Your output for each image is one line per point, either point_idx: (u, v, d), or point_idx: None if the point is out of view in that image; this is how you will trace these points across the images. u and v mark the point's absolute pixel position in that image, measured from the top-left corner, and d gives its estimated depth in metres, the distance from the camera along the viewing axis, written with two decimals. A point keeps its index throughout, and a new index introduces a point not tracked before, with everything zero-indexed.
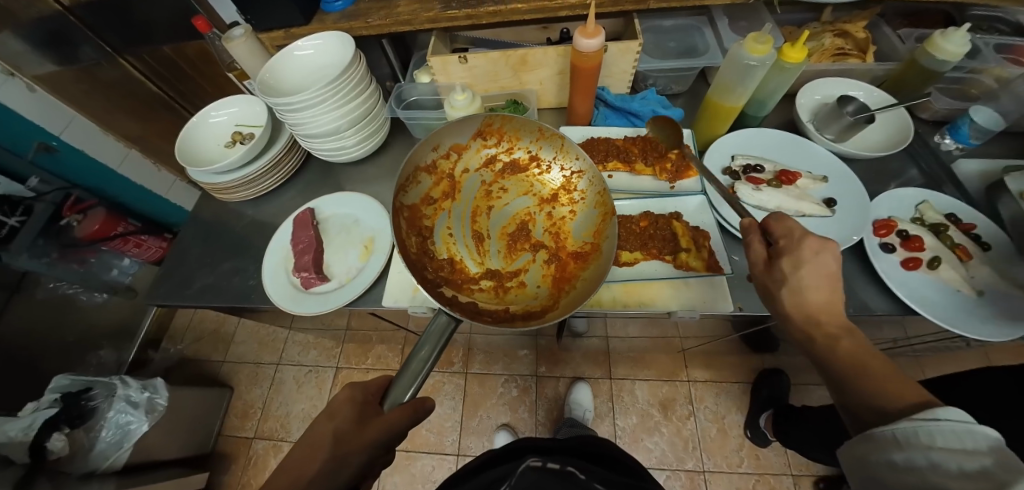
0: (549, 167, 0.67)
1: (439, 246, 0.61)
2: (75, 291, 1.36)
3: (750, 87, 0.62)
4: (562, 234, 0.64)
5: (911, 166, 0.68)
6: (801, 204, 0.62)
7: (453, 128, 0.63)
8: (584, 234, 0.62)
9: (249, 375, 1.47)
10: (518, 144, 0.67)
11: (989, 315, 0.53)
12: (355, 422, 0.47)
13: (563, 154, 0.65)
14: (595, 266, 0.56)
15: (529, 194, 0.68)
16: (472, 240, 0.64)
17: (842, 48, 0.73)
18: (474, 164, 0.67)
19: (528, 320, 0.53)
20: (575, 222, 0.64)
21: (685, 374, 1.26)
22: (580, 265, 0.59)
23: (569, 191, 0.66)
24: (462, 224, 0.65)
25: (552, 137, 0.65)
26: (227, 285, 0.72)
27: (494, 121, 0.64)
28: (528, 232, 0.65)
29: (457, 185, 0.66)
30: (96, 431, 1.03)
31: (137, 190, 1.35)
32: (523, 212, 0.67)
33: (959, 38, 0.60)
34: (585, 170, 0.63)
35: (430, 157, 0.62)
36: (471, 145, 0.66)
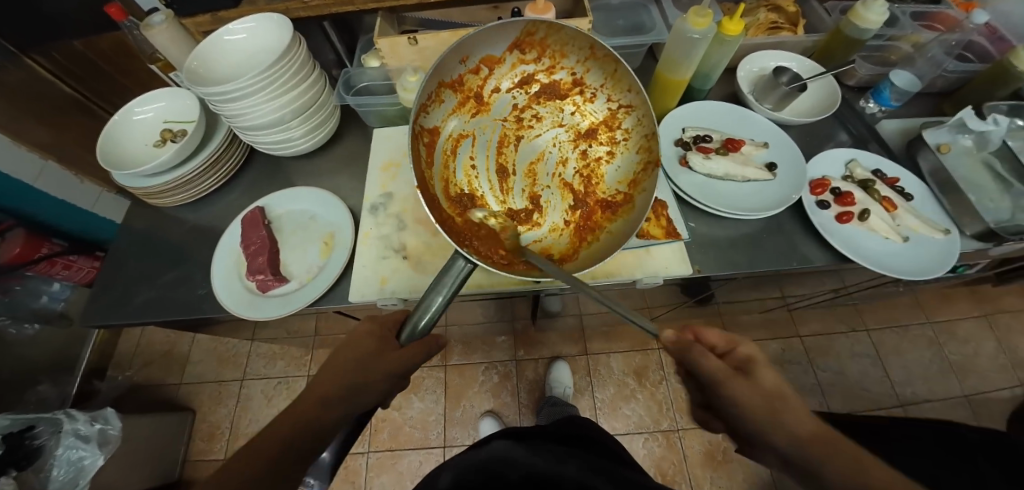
0: (594, 95, 0.65)
1: (459, 177, 0.62)
2: (2, 323, 1.21)
3: (695, 61, 0.64)
4: (594, 178, 0.64)
5: (840, 129, 0.74)
6: (745, 170, 0.66)
7: (490, 40, 0.59)
8: (617, 182, 0.63)
9: (211, 394, 1.39)
10: (562, 62, 0.63)
11: (911, 258, 0.59)
12: (375, 352, 0.48)
13: (614, 83, 0.62)
14: (624, 219, 0.56)
15: (563, 125, 0.67)
16: (496, 174, 0.65)
17: (775, 22, 0.77)
18: (507, 84, 0.65)
19: (545, 267, 0.54)
20: (611, 166, 0.64)
21: (655, 343, 1.33)
22: (609, 216, 0.60)
23: (611, 126, 0.64)
24: (485, 157, 0.65)
25: (604, 60, 0.60)
26: (174, 296, 0.67)
27: (537, 30, 0.59)
28: (557, 171, 0.66)
29: (485, 105, 0.65)
30: (46, 471, 0.93)
31: (58, 207, 1.21)
32: (551, 148, 0.67)
33: (877, 8, 0.65)
34: (635, 106, 0.60)
35: (457, 71, 0.59)
36: (505, 58, 0.63)
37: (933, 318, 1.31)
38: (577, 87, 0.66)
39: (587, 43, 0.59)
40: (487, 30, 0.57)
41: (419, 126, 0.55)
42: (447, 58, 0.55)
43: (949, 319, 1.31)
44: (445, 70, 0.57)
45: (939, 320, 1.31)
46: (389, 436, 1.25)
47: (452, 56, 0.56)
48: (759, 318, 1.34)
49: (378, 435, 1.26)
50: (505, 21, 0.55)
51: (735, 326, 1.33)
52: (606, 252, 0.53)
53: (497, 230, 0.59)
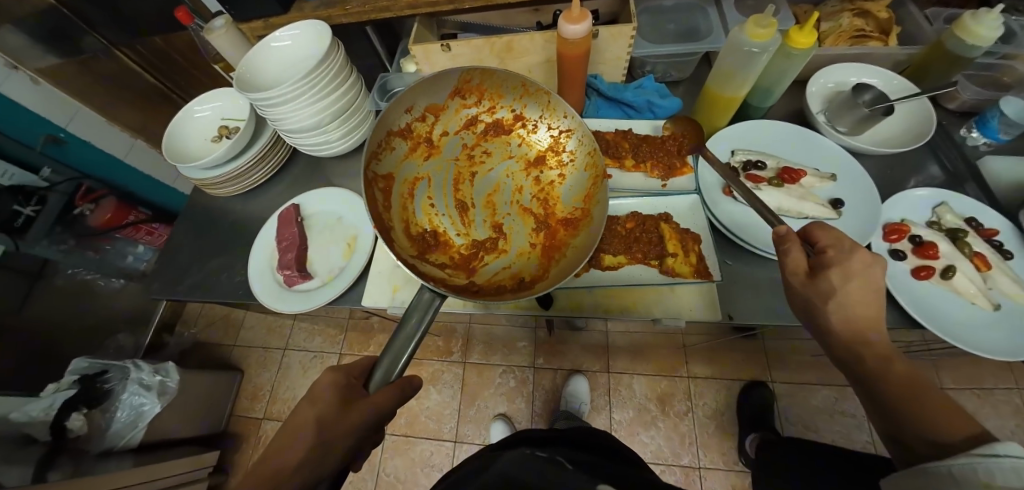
0: (536, 127, 0.63)
1: (418, 217, 0.60)
2: (93, 276, 1.42)
3: (753, 75, 0.57)
4: (551, 200, 0.62)
5: (931, 163, 0.62)
6: (803, 205, 0.58)
7: (428, 87, 0.58)
8: (574, 200, 0.61)
9: (257, 359, 1.52)
10: (500, 102, 0.63)
11: (1005, 332, 0.48)
12: (339, 406, 0.51)
13: (550, 112, 0.61)
14: (586, 232, 0.55)
15: (513, 156, 0.65)
16: (456, 210, 0.62)
17: (862, 29, 0.66)
18: (454, 126, 0.64)
19: (518, 292, 0.52)
20: (564, 186, 0.62)
21: (685, 370, 1.24)
22: (570, 232, 0.58)
23: (558, 151, 0.63)
24: (441, 195, 0.63)
25: (537, 93, 0.60)
26: (216, 281, 0.73)
27: (472, 76, 0.59)
28: (513, 199, 0.64)
29: (436, 149, 0.64)
30: (111, 411, 1.09)
31: (143, 179, 1.41)
32: (505, 179, 0.65)
33: (989, 21, 0.53)
34: (574, 129, 0.60)
35: (403, 120, 0.58)
36: (448, 105, 0.62)
37: None
38: (519, 122, 0.64)
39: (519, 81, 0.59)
40: (425, 79, 0.57)
41: (372, 173, 0.54)
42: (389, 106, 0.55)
43: None
44: (391, 118, 0.56)
45: None
46: (405, 423, 1.31)
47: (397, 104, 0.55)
48: (810, 358, 1.20)
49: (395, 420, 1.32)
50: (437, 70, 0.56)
51: (780, 362, 1.21)
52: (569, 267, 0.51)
53: (461, 266, 0.57)
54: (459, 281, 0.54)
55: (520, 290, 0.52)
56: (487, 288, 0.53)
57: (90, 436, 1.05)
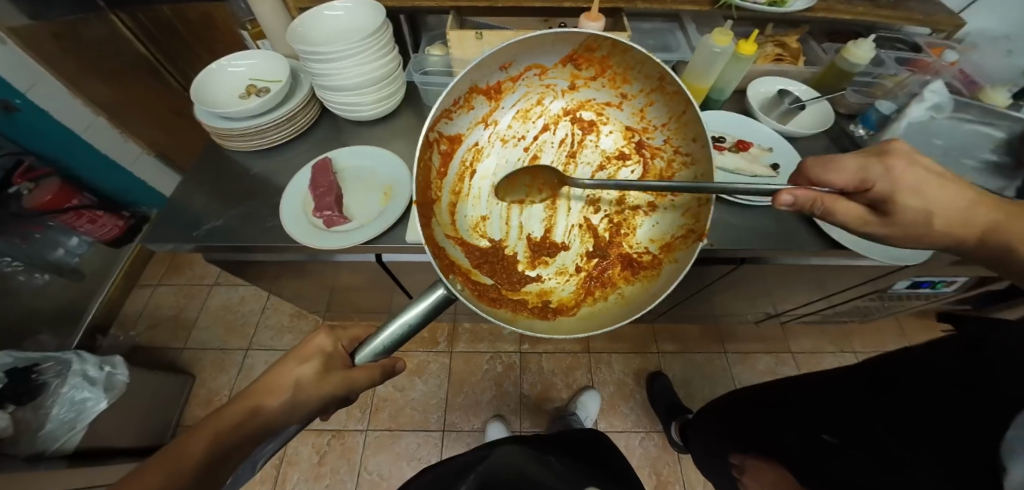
0: (653, 133, 0.62)
1: (470, 196, 0.61)
2: (15, 269, 1.23)
3: (716, 71, 0.76)
4: (625, 229, 0.61)
5: (836, 147, 0.86)
6: (753, 166, 0.77)
7: (544, 51, 0.57)
8: (649, 238, 0.60)
9: (215, 361, 1.38)
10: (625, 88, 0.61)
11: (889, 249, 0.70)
12: (319, 372, 0.49)
13: (679, 126, 0.58)
14: (642, 286, 0.56)
15: (607, 162, 0.64)
16: (513, 192, 0.63)
17: (780, 55, 0.91)
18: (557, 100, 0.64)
19: (544, 312, 0.54)
20: (648, 219, 0.61)
21: (655, 347, 1.39)
22: (626, 273, 0.58)
23: (664, 176, 0.61)
24: (509, 178, 0.63)
25: (671, 96, 0.57)
26: (240, 227, 0.74)
27: (600, 51, 0.57)
28: (585, 206, 0.63)
29: (523, 113, 0.64)
30: (45, 408, 0.94)
31: (99, 165, 1.28)
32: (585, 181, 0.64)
33: (864, 47, 0.79)
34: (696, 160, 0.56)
35: (495, 79, 0.58)
36: (557, 71, 0.61)
37: None
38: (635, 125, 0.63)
39: (655, 73, 0.56)
40: (540, 44, 0.56)
41: (438, 132, 0.55)
42: (484, 65, 0.54)
43: None
44: (481, 76, 0.56)
45: None
46: (390, 417, 1.26)
47: (491, 64, 0.54)
48: (753, 332, 1.43)
49: (379, 414, 1.27)
50: (558, 33, 0.53)
51: (730, 335, 1.42)
52: (606, 319, 0.53)
53: (496, 263, 0.58)
54: (481, 278, 0.55)
55: (540, 315, 0.54)
56: (507, 299, 0.54)
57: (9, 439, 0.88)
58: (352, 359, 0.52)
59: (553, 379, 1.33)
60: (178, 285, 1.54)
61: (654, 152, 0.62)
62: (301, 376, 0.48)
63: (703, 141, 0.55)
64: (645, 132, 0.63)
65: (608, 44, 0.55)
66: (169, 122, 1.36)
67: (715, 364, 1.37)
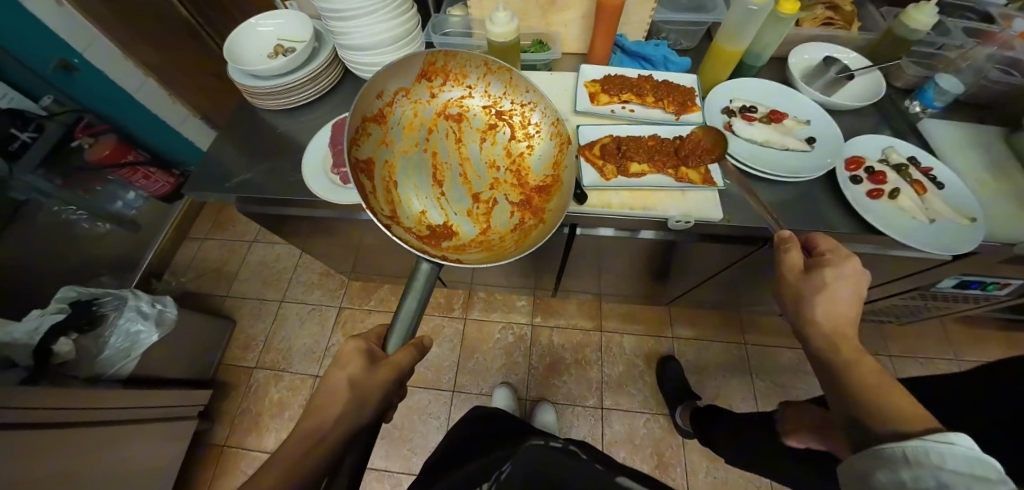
0: (501, 104, 0.67)
1: (403, 200, 0.58)
2: (79, 217, 1.37)
3: (750, 33, 0.70)
4: (523, 170, 0.65)
5: (885, 126, 0.77)
6: (784, 138, 0.71)
7: (398, 72, 0.61)
8: (543, 168, 0.65)
9: (251, 310, 1.50)
10: (465, 82, 0.66)
11: (933, 237, 0.63)
12: (366, 366, 0.50)
13: (512, 89, 0.66)
14: (558, 196, 0.59)
15: (491, 140, 0.67)
16: (432, 186, 0.61)
17: (829, 18, 0.83)
18: (429, 108, 0.66)
19: (501, 254, 0.54)
20: (534, 156, 0.65)
21: (669, 330, 1.37)
22: (544, 197, 0.62)
23: (524, 126, 0.66)
24: (422, 176, 0.61)
25: (498, 71, 0.65)
26: (265, 181, 0.78)
27: (437, 59, 0.63)
28: (486, 171, 0.65)
29: (409, 127, 0.64)
30: (104, 338, 1.06)
31: (151, 124, 1.38)
32: (481, 156, 0.66)
33: (928, 11, 0.70)
34: (535, 102, 0.64)
35: (376, 106, 0.59)
36: (415, 87, 0.64)
37: (965, 356, 1.28)
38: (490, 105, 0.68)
39: (481, 61, 0.64)
40: (393, 63, 0.59)
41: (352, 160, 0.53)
42: (364, 92, 0.55)
43: (977, 359, 1.28)
44: (365, 105, 0.57)
45: (971, 360, 1.28)
46: None
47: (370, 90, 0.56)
48: (777, 324, 1.36)
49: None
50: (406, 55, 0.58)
51: (752, 324, 1.37)
52: (542, 233, 0.55)
53: (453, 245, 0.56)
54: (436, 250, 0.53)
55: (499, 253, 0.55)
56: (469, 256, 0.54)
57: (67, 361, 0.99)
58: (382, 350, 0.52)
59: (562, 353, 1.34)
60: (221, 240, 1.66)
61: (509, 114, 0.67)
62: (352, 375, 0.49)
63: (536, 89, 0.63)
64: (497, 105, 0.67)
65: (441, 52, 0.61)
66: (207, 84, 1.44)
67: (732, 353, 1.33)
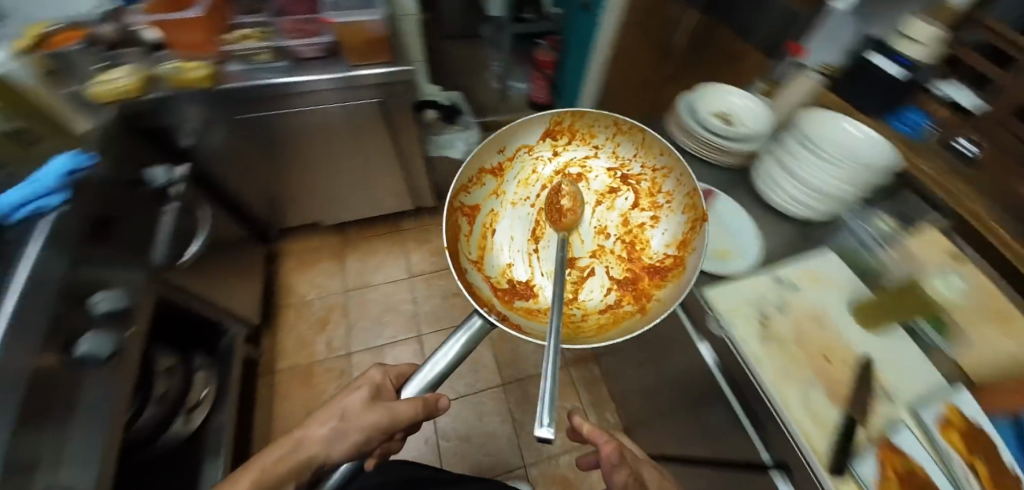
0: (629, 165, 0.69)
1: (494, 249, 0.62)
2: None
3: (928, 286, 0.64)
4: (638, 244, 0.64)
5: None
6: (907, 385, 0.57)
7: (528, 129, 0.66)
8: (665, 246, 0.64)
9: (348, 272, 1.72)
10: (593, 140, 0.70)
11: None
12: (367, 408, 0.60)
13: (644, 151, 0.67)
14: (674, 285, 0.57)
15: (610, 205, 0.68)
16: (528, 241, 0.64)
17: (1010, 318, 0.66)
18: (548, 165, 0.70)
19: (576, 333, 0.54)
20: (654, 229, 0.65)
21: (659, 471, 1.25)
22: (656, 281, 0.60)
23: (654, 192, 0.67)
24: (522, 231, 0.65)
25: (632, 132, 0.67)
26: None
27: (564, 119, 0.67)
28: (593, 236, 0.66)
29: (514, 174, 0.68)
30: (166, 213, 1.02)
31: None
32: (595, 219, 0.67)
33: None
34: (670, 166, 0.64)
35: (495, 159, 0.65)
36: (539, 144, 0.69)
37: None
38: (618, 167, 0.70)
39: (612, 120, 0.67)
40: (522, 122, 0.65)
41: (458, 203, 0.59)
42: (485, 145, 0.61)
43: None
44: (486, 158, 0.63)
45: None
46: None
47: (493, 145, 0.62)
48: None
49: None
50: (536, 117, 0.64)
51: None
52: (644, 322, 0.53)
53: (533, 308, 0.57)
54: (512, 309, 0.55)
55: (572, 331, 0.54)
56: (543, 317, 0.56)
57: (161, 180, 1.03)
58: (395, 391, 0.66)
59: None
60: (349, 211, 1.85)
61: (637, 179, 0.68)
62: (349, 405, 0.61)
63: (671, 154, 0.64)
64: (624, 168, 0.69)
65: (572, 113, 0.65)
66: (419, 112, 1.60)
67: None
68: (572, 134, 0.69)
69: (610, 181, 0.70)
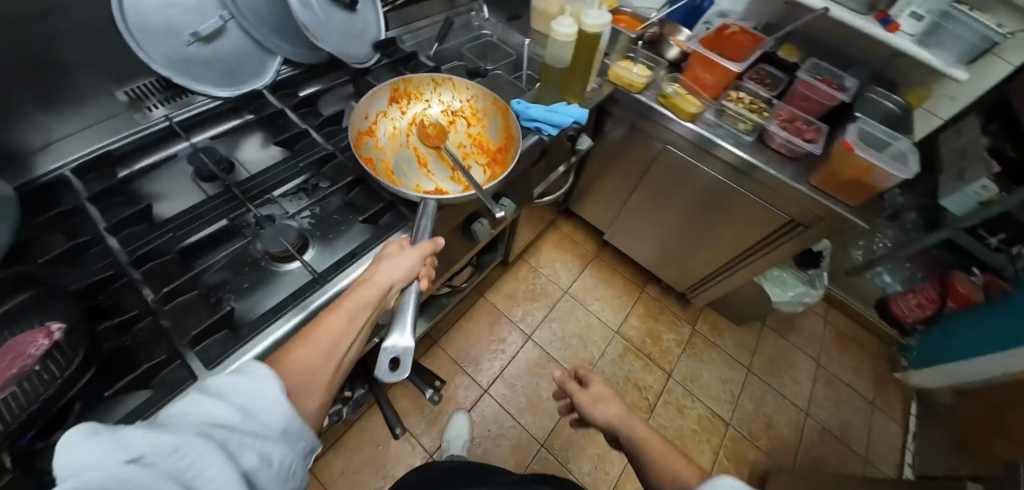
0: (430, 102, 0.79)
1: (415, 184, 0.70)
2: None
3: None
4: (482, 143, 0.78)
5: None
6: None
7: (375, 98, 0.72)
8: (496, 135, 0.77)
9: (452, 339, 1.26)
10: (423, 97, 0.79)
11: None
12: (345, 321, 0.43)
13: (444, 88, 0.79)
14: (511, 152, 0.72)
15: (450, 131, 0.79)
16: (441, 172, 0.74)
17: None
18: (403, 120, 0.77)
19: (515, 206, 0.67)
20: (484, 127, 0.78)
21: None
22: (501, 157, 0.74)
23: (464, 112, 0.80)
24: (412, 165, 0.74)
25: (445, 80, 0.78)
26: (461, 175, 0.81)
27: (398, 84, 0.75)
28: (455, 149, 0.78)
29: (389, 137, 0.74)
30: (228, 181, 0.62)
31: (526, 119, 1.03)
32: (450, 142, 0.78)
33: None
34: (475, 91, 0.78)
35: (364, 124, 0.70)
36: (388, 110, 0.75)
37: None
38: (450, 111, 0.80)
39: (429, 78, 0.78)
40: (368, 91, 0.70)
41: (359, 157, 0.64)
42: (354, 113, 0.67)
43: None
44: (359, 121, 0.68)
45: None
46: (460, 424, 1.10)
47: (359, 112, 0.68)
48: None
49: (434, 429, 1.10)
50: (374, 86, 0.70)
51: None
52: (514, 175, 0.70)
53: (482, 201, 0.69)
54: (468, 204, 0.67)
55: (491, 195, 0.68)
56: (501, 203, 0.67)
57: (318, 98, 0.74)
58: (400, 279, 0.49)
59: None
60: None
61: (460, 109, 0.80)
62: (358, 312, 0.44)
63: (473, 84, 0.77)
64: (455, 110, 0.80)
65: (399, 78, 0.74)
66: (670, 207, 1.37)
67: None
68: (410, 93, 0.77)
69: (444, 114, 0.80)
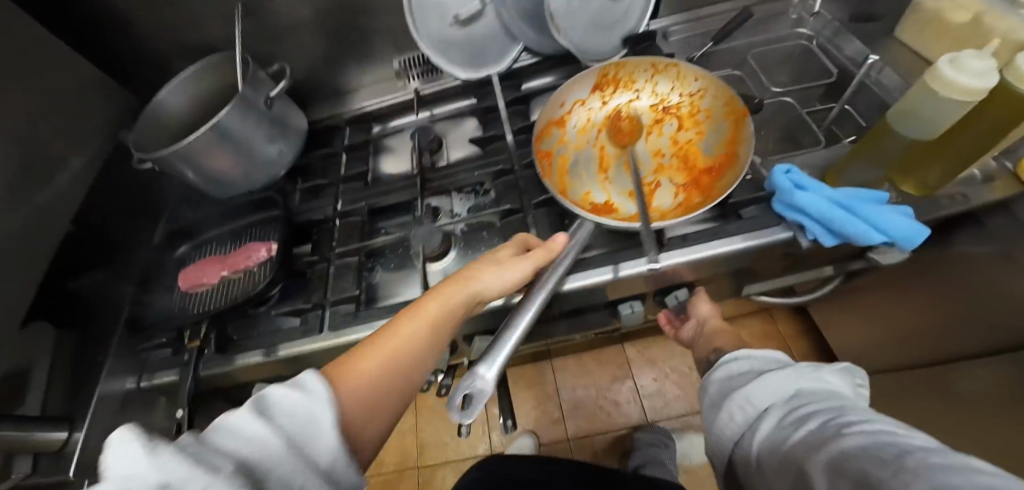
0: (640, 91, 0.58)
1: (581, 190, 0.54)
2: None
3: None
4: (690, 155, 0.54)
5: None
6: None
7: (575, 83, 0.56)
8: (716, 149, 0.53)
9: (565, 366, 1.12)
10: (634, 88, 0.58)
11: None
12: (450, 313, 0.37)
13: (675, 82, 0.56)
14: (731, 175, 0.48)
15: (653, 133, 0.57)
16: (617, 180, 0.55)
17: None
18: (599, 113, 0.58)
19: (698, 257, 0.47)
20: (704, 136, 0.54)
21: None
22: (712, 177, 0.51)
23: (691, 113, 0.56)
24: (588, 165, 0.56)
25: (668, 67, 0.55)
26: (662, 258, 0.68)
27: (609, 68, 0.56)
28: (650, 157, 0.56)
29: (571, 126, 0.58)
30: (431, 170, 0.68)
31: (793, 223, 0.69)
32: (645, 146, 0.57)
33: None
34: (710, 83, 0.53)
35: (553, 111, 0.56)
36: (588, 99, 0.58)
37: None
38: (664, 107, 0.57)
39: (649, 61, 0.56)
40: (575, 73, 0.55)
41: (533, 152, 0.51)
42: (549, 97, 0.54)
43: None
44: (549, 110, 0.55)
45: None
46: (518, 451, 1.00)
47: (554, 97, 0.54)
48: None
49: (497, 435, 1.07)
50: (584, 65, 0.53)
51: None
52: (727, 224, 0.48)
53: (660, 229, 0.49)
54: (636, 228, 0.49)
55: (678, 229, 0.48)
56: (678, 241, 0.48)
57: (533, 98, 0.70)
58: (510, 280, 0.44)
59: None
60: None
61: (678, 105, 0.57)
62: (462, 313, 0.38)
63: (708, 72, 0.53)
64: (670, 105, 0.57)
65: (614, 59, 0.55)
66: None
67: None
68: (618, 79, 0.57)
69: (653, 110, 0.58)
